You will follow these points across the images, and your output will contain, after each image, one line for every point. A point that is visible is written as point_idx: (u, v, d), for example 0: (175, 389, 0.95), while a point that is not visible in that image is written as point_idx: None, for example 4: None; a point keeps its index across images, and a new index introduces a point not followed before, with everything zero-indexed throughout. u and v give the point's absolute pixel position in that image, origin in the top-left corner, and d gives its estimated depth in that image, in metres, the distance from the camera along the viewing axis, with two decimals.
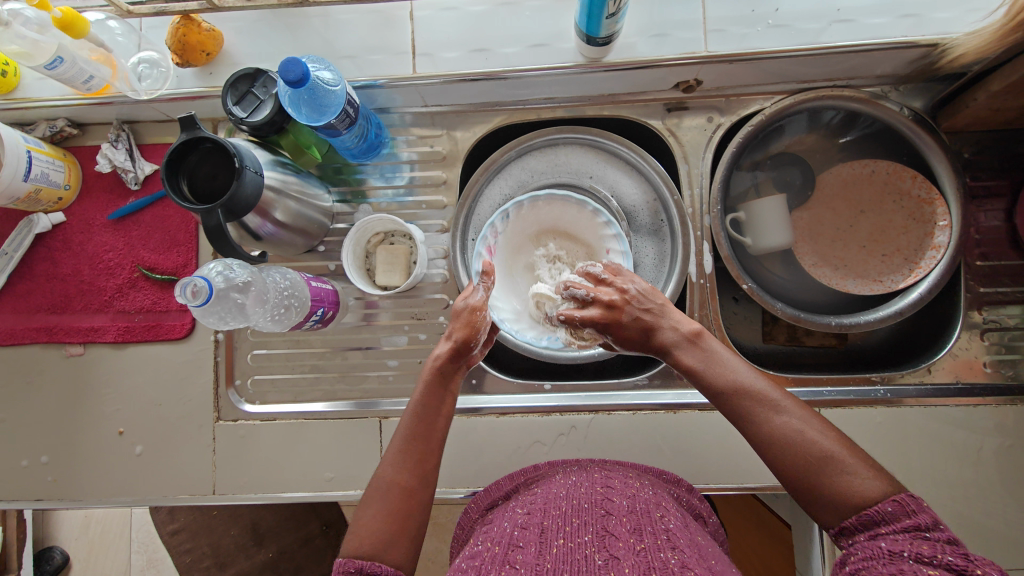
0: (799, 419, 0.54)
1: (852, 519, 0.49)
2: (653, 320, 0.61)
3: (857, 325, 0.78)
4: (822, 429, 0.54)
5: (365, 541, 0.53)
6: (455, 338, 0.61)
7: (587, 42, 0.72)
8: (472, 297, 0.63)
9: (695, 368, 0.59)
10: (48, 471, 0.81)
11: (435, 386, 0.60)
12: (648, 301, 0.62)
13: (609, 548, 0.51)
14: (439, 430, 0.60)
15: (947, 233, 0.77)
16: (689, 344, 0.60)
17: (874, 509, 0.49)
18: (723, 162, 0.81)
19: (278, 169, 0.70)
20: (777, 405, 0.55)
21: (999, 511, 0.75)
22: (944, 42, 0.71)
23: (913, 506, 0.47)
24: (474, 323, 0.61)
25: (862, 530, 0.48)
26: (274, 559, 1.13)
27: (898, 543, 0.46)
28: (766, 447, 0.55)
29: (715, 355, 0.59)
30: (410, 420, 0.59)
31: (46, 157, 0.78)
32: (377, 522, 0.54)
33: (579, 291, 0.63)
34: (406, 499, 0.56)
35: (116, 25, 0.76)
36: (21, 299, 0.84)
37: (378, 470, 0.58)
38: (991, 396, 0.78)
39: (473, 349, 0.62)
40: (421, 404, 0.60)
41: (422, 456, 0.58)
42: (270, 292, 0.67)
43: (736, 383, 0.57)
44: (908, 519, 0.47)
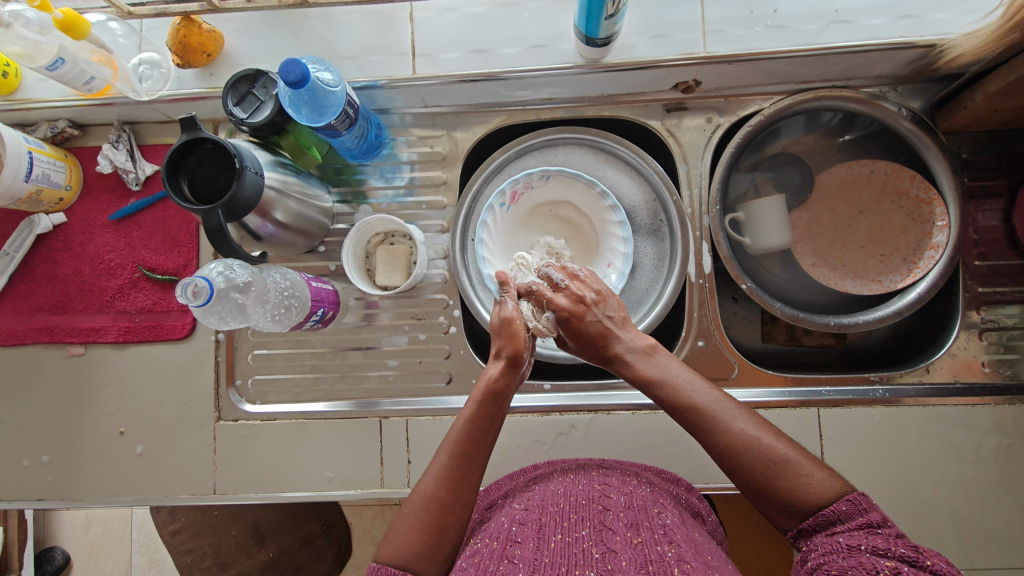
0: (752, 425, 0.56)
1: (808, 520, 0.51)
2: (612, 327, 0.64)
3: (856, 325, 0.78)
4: (776, 436, 0.55)
5: (400, 551, 0.56)
6: (504, 355, 0.62)
7: (586, 43, 0.73)
8: (506, 310, 0.63)
9: (650, 377, 0.61)
10: (49, 471, 0.82)
11: (486, 405, 0.60)
12: (612, 310, 0.65)
13: (606, 542, 0.52)
14: (484, 450, 0.60)
15: (946, 233, 0.78)
16: (643, 355, 0.62)
17: (830, 509, 0.50)
18: (722, 162, 0.81)
19: (278, 169, 0.70)
20: (732, 413, 0.57)
21: (997, 511, 0.75)
22: (942, 43, 0.71)
23: (865, 505, 0.50)
24: (518, 339, 0.62)
25: (821, 530, 0.50)
26: (274, 559, 1.13)
27: (855, 539, 0.48)
28: (723, 455, 0.56)
29: (668, 369, 0.61)
30: (455, 437, 0.60)
31: (47, 158, 0.79)
32: (412, 535, 0.56)
33: (556, 274, 0.66)
34: (442, 515, 0.57)
35: (117, 26, 0.75)
36: (22, 299, 0.84)
37: (419, 482, 0.60)
38: (989, 396, 0.78)
39: (522, 367, 0.62)
40: (470, 424, 0.60)
41: (464, 474, 0.59)
42: (271, 292, 0.68)
43: (690, 399, 0.58)
44: (861, 517, 0.49)
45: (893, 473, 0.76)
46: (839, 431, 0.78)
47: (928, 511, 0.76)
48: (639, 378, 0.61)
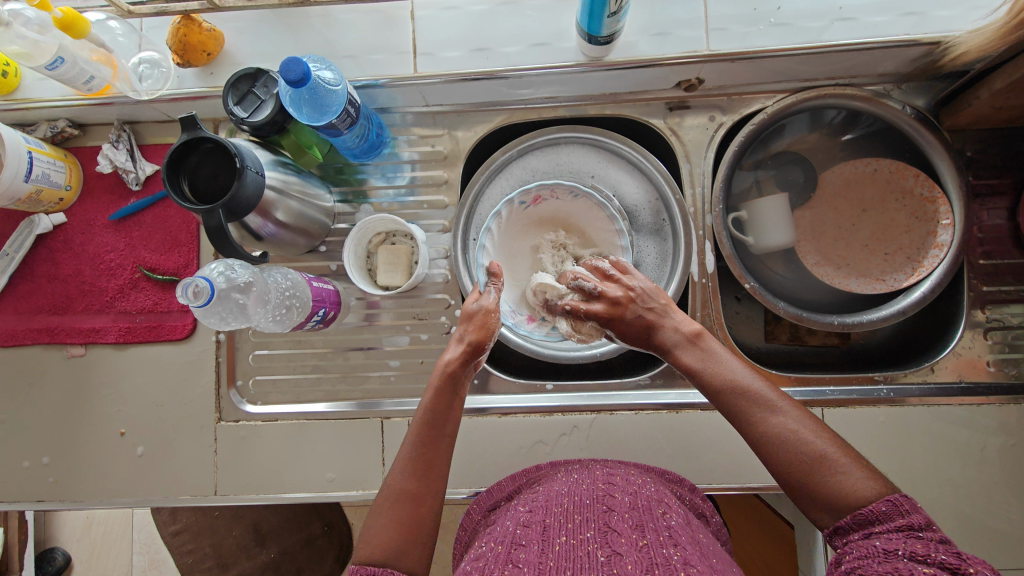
0: (794, 419, 0.55)
1: (846, 519, 0.50)
2: (654, 317, 0.65)
3: (860, 325, 0.77)
4: (818, 432, 0.54)
5: (378, 548, 0.54)
6: (467, 341, 0.63)
7: (588, 41, 0.72)
8: (483, 299, 0.66)
9: (695, 366, 0.61)
10: (49, 472, 0.81)
11: (444, 390, 0.61)
12: (652, 300, 0.66)
13: (611, 544, 0.51)
14: (448, 436, 0.61)
15: (950, 232, 0.77)
16: (688, 344, 0.63)
17: (868, 509, 0.49)
18: (725, 161, 0.81)
19: (279, 169, 0.69)
20: (774, 406, 0.56)
21: (1003, 511, 0.75)
22: (946, 41, 0.71)
23: (908, 507, 0.48)
24: (486, 326, 0.64)
25: (858, 530, 0.49)
26: (275, 560, 1.13)
27: (892, 542, 0.46)
28: (762, 447, 0.55)
29: (714, 356, 0.61)
30: (418, 426, 0.60)
31: (47, 157, 0.78)
32: (389, 530, 0.55)
33: (586, 283, 0.68)
34: (416, 507, 0.56)
35: (117, 25, 0.75)
36: (22, 300, 0.84)
37: (388, 477, 0.59)
38: (994, 395, 0.77)
39: (482, 352, 0.64)
40: (430, 411, 0.60)
41: (430, 462, 0.59)
42: (272, 292, 0.67)
43: (734, 382, 0.58)
44: (902, 518, 0.48)
45: (898, 473, 0.76)
46: (843, 431, 0.77)
47: (933, 511, 0.75)
48: (683, 368, 0.62)
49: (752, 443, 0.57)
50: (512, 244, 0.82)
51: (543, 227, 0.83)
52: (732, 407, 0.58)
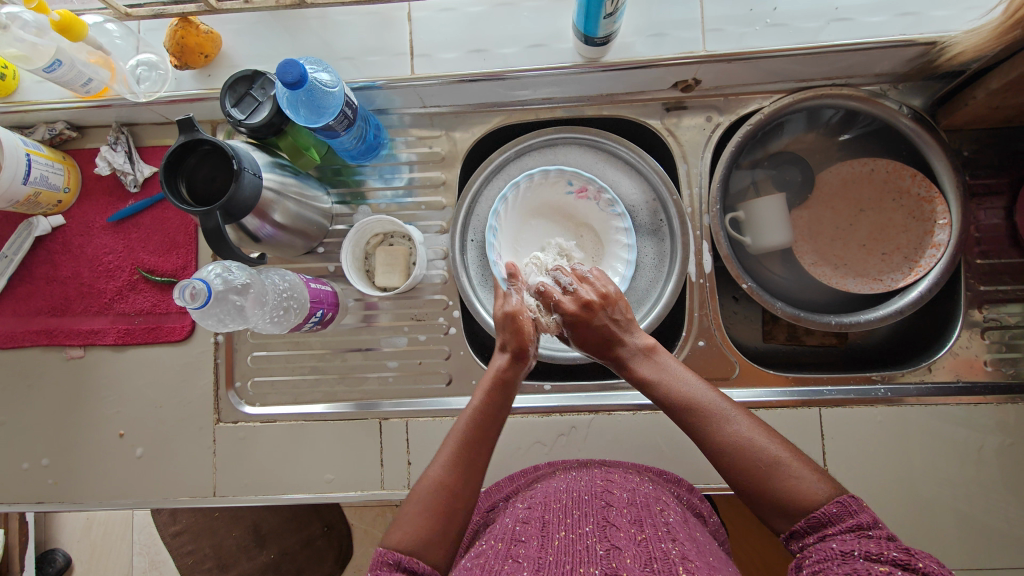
0: (746, 428, 0.56)
1: (801, 523, 0.51)
2: (618, 331, 0.63)
3: (857, 325, 0.78)
4: (769, 438, 0.55)
5: (408, 537, 0.55)
6: (509, 348, 0.62)
7: (584, 43, 0.72)
8: (509, 303, 0.63)
9: (648, 378, 0.61)
10: (49, 474, 0.82)
11: (495, 392, 0.61)
12: (619, 312, 0.64)
13: (610, 538, 0.51)
14: (490, 439, 0.60)
15: (947, 231, 0.77)
16: (642, 355, 0.62)
17: (821, 511, 0.50)
18: (722, 161, 0.81)
19: (277, 171, 0.70)
20: (727, 415, 0.57)
21: (1000, 510, 0.75)
22: (942, 41, 0.71)
23: (856, 506, 0.49)
24: (525, 334, 0.61)
25: (813, 533, 0.50)
26: (276, 560, 1.13)
27: (847, 543, 0.47)
28: (720, 458, 0.56)
29: (666, 369, 0.61)
30: (462, 425, 0.60)
31: (46, 160, 0.79)
32: (421, 521, 0.56)
33: (564, 278, 0.65)
34: (450, 501, 0.57)
35: (115, 27, 0.76)
36: (21, 302, 0.84)
37: (427, 470, 0.59)
38: (991, 395, 0.77)
39: (529, 358, 0.62)
40: (478, 410, 0.60)
41: (470, 462, 0.59)
42: (270, 294, 0.67)
43: (686, 396, 0.59)
44: (852, 519, 0.49)
45: (895, 473, 0.76)
46: (841, 430, 0.77)
47: (931, 510, 0.75)
48: (637, 379, 0.61)
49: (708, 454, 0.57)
50: (515, 245, 0.83)
51: (548, 229, 0.84)
52: (686, 421, 0.59)
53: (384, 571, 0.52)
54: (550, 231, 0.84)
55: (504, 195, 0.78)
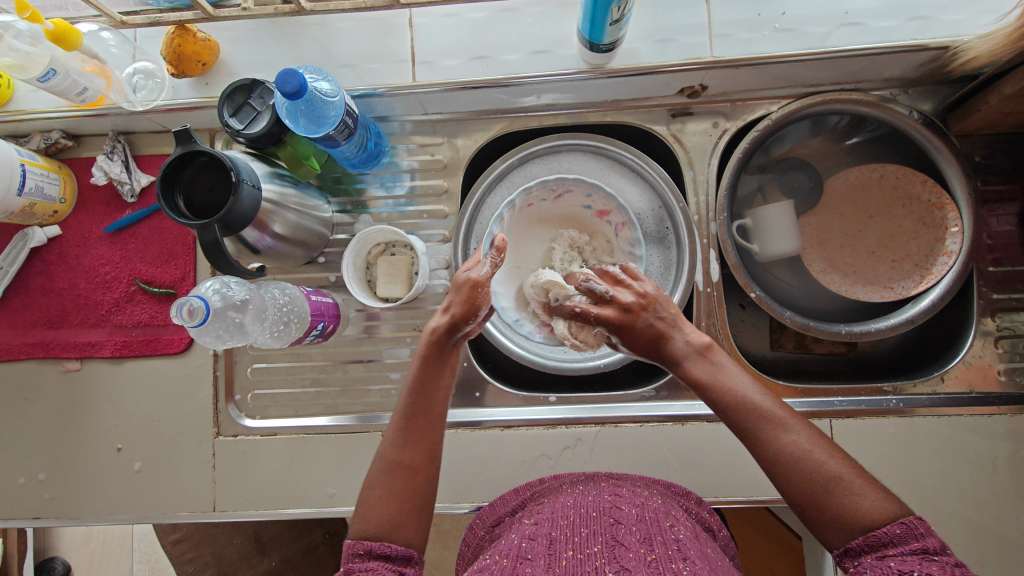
0: (807, 438, 0.54)
1: (858, 540, 0.50)
2: (665, 328, 0.62)
3: (868, 334, 0.76)
4: (830, 453, 0.53)
5: (373, 523, 0.55)
6: (453, 312, 0.62)
7: (589, 49, 0.71)
8: (476, 271, 0.63)
9: (702, 381, 0.59)
10: (45, 488, 0.80)
11: (432, 358, 0.61)
12: (662, 310, 0.63)
13: (619, 559, 0.50)
14: (438, 407, 0.60)
15: (959, 239, 0.76)
16: (697, 355, 0.61)
17: (883, 530, 0.49)
18: (730, 168, 0.79)
19: (276, 181, 0.68)
20: (784, 423, 0.55)
21: (1015, 522, 0.74)
22: (955, 45, 0.69)
23: (922, 530, 0.48)
24: (474, 299, 0.62)
25: (872, 551, 0.49)
26: (277, 568, 1.12)
27: (907, 564, 0.46)
28: (776, 466, 0.54)
29: (723, 371, 0.59)
30: (406, 397, 0.60)
31: (40, 170, 0.77)
32: (384, 504, 0.55)
33: (597, 287, 0.65)
34: (410, 478, 0.57)
35: (110, 36, 0.74)
36: (17, 314, 0.83)
37: (380, 450, 0.59)
38: (1004, 405, 0.76)
39: (470, 324, 0.62)
40: (420, 377, 0.60)
41: (420, 433, 0.59)
42: (270, 309, 0.66)
43: (745, 399, 0.57)
44: (917, 542, 0.48)
45: (906, 485, 0.75)
46: (853, 442, 0.76)
47: (944, 522, 0.74)
48: (693, 380, 0.60)
49: (762, 461, 0.56)
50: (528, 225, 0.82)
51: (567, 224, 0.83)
52: (743, 428, 0.57)
53: (357, 562, 0.52)
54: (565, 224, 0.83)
55: (521, 191, 0.76)
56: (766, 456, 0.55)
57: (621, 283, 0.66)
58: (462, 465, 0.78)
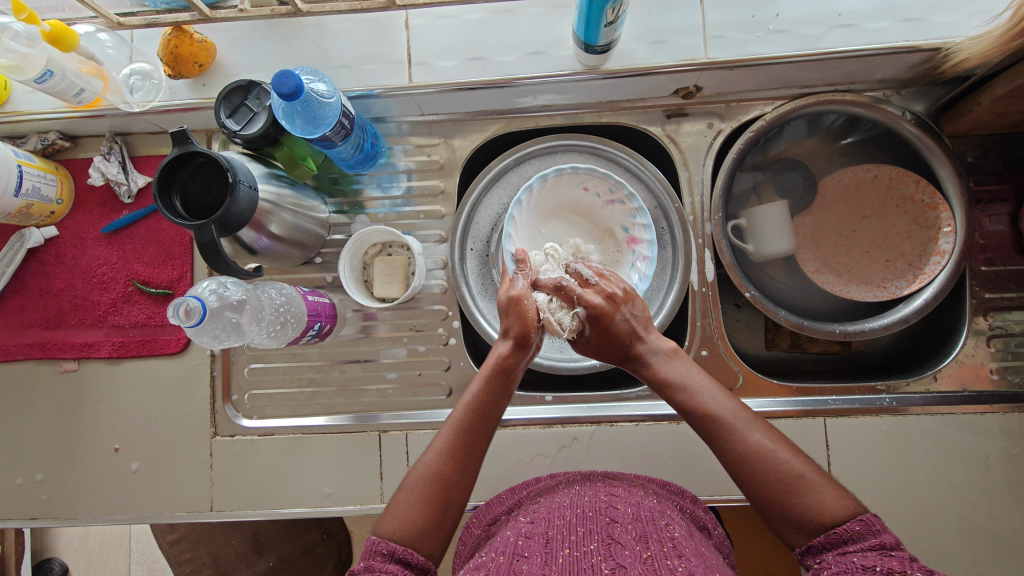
0: (771, 438, 0.55)
1: (819, 537, 0.51)
2: (638, 328, 0.62)
3: (862, 333, 0.77)
4: (791, 452, 0.55)
5: (399, 526, 0.56)
6: (513, 334, 0.61)
7: (585, 50, 0.71)
8: (512, 289, 0.64)
9: (671, 380, 0.60)
10: (43, 489, 0.80)
11: (495, 380, 0.60)
12: (639, 310, 0.63)
13: (615, 557, 0.50)
14: (489, 427, 0.60)
15: (951, 239, 0.76)
16: (665, 356, 0.61)
17: (842, 528, 0.50)
18: (725, 168, 0.80)
19: (273, 182, 0.68)
20: (749, 423, 0.56)
21: (1007, 520, 0.74)
22: (947, 47, 0.70)
23: (879, 527, 0.50)
24: (528, 320, 0.61)
25: (833, 549, 0.50)
26: (275, 568, 1.12)
27: (869, 558, 0.47)
28: (743, 467, 0.55)
29: (688, 374, 0.60)
30: (461, 413, 0.60)
31: (37, 171, 0.77)
32: (413, 510, 0.56)
33: (585, 271, 0.64)
34: (446, 491, 0.57)
35: (106, 37, 0.74)
36: (15, 314, 0.83)
37: (423, 457, 0.59)
38: (996, 403, 0.77)
39: (531, 346, 0.61)
40: (478, 397, 0.60)
41: (467, 452, 0.59)
42: (266, 308, 0.66)
43: (707, 401, 0.57)
44: (874, 538, 0.49)
45: (899, 483, 0.75)
46: (846, 440, 0.76)
47: (936, 520, 0.74)
48: (659, 378, 0.60)
49: (727, 464, 0.56)
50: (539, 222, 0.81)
51: (574, 223, 0.82)
52: (707, 431, 0.57)
53: (376, 561, 0.53)
54: (579, 224, 0.82)
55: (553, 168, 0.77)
56: (731, 458, 0.56)
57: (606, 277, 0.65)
58: None
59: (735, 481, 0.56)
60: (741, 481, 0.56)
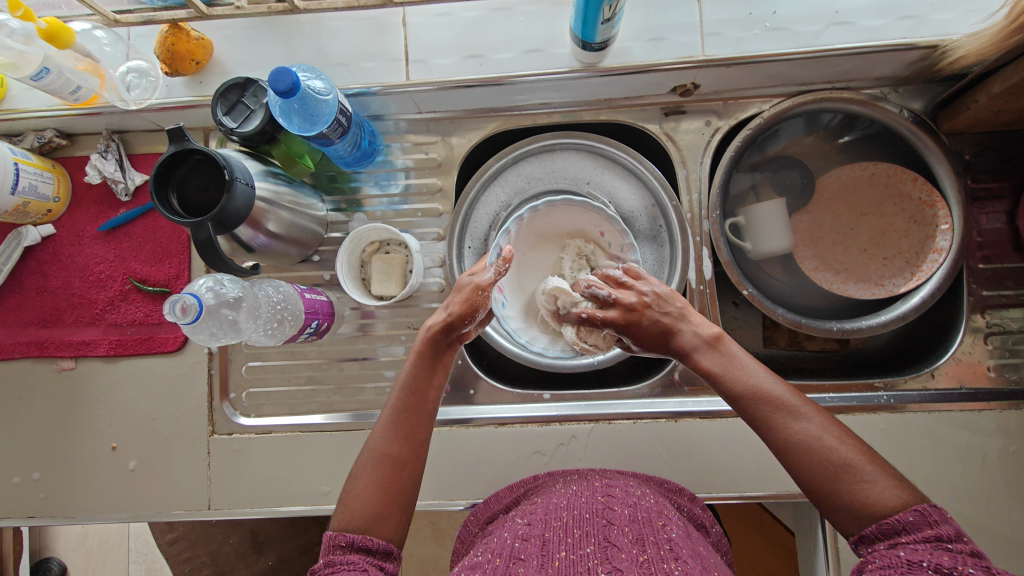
0: (817, 426, 0.54)
1: (872, 527, 0.50)
2: (671, 323, 0.62)
3: (859, 330, 0.77)
4: (841, 439, 0.54)
5: (355, 515, 0.55)
6: (451, 312, 0.63)
7: (582, 48, 0.71)
8: (480, 276, 0.63)
9: (714, 370, 0.60)
10: (40, 487, 0.80)
11: (428, 356, 0.62)
12: (667, 305, 0.63)
13: (612, 560, 0.50)
14: (429, 403, 0.61)
15: (949, 237, 0.76)
16: (708, 347, 0.61)
17: (895, 518, 0.49)
18: (722, 166, 0.80)
19: (270, 180, 0.68)
20: (796, 411, 0.56)
21: (1006, 517, 0.74)
22: (944, 44, 0.70)
23: (936, 518, 0.48)
24: (473, 301, 0.62)
25: (884, 539, 0.49)
26: (273, 567, 1.12)
27: (918, 553, 0.46)
28: (789, 455, 0.55)
29: (734, 360, 0.60)
30: (399, 393, 0.61)
31: (34, 169, 0.77)
32: (367, 496, 0.56)
33: (602, 291, 0.64)
34: (395, 471, 0.57)
35: (103, 34, 0.73)
36: (12, 313, 0.83)
37: (367, 442, 0.59)
38: (994, 400, 0.77)
39: (468, 324, 0.63)
40: (414, 374, 0.61)
41: (410, 430, 0.59)
42: (263, 306, 0.66)
43: (757, 387, 0.58)
44: (930, 529, 0.47)
45: None
46: None
47: None
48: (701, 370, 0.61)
49: (775, 450, 0.56)
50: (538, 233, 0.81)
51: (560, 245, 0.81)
52: (754, 417, 0.57)
53: (337, 555, 0.52)
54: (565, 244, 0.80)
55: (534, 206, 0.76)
56: (779, 444, 0.56)
57: (625, 285, 0.65)
58: (457, 462, 0.78)
59: (784, 466, 0.56)
60: (790, 467, 0.55)
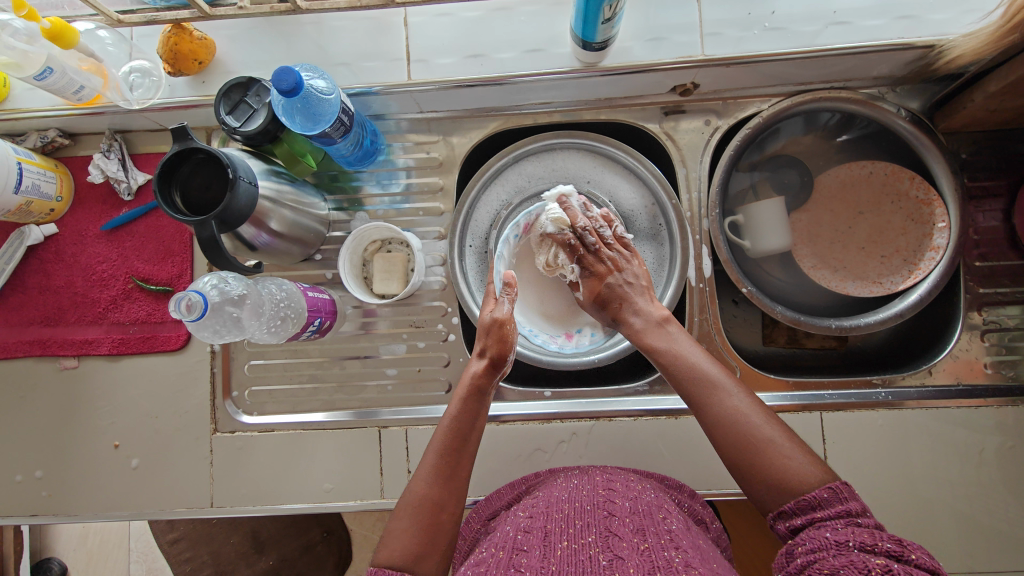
0: (747, 404, 0.59)
1: (790, 503, 0.53)
2: (629, 293, 0.71)
3: (857, 328, 0.77)
4: (767, 417, 0.58)
5: (397, 553, 0.55)
6: (488, 354, 0.65)
7: (582, 48, 0.72)
8: (499, 311, 0.66)
9: (657, 346, 0.66)
10: (43, 486, 0.80)
11: (471, 401, 0.63)
12: (631, 277, 0.73)
13: (613, 548, 0.51)
14: (470, 446, 0.62)
15: (946, 235, 0.77)
16: (656, 326, 0.68)
17: (811, 495, 0.52)
18: (721, 165, 0.80)
19: (273, 178, 0.69)
20: (727, 390, 0.60)
21: (1001, 512, 0.75)
22: (941, 44, 0.70)
23: (846, 494, 0.51)
24: (504, 340, 0.64)
25: (802, 516, 0.51)
26: (275, 567, 1.12)
27: (842, 534, 0.48)
28: (718, 429, 0.58)
29: (676, 341, 0.66)
30: (441, 435, 0.62)
31: (37, 168, 0.78)
32: (408, 537, 0.56)
33: (590, 236, 0.73)
34: (435, 514, 0.57)
35: (106, 34, 0.74)
36: (14, 312, 0.83)
37: (410, 485, 0.60)
38: (991, 397, 0.77)
39: (504, 366, 0.65)
40: (458, 417, 0.62)
41: (451, 472, 0.60)
42: (267, 304, 0.67)
43: (692, 366, 0.62)
44: (841, 505, 0.50)
45: (894, 475, 0.76)
46: (841, 433, 0.77)
47: (931, 513, 0.75)
48: (646, 346, 0.67)
49: (707, 424, 0.60)
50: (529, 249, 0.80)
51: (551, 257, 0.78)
52: (692, 393, 0.62)
53: None
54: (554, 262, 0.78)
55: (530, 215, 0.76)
56: (712, 422, 0.59)
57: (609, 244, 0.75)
58: None
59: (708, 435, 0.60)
60: (714, 436, 0.59)
